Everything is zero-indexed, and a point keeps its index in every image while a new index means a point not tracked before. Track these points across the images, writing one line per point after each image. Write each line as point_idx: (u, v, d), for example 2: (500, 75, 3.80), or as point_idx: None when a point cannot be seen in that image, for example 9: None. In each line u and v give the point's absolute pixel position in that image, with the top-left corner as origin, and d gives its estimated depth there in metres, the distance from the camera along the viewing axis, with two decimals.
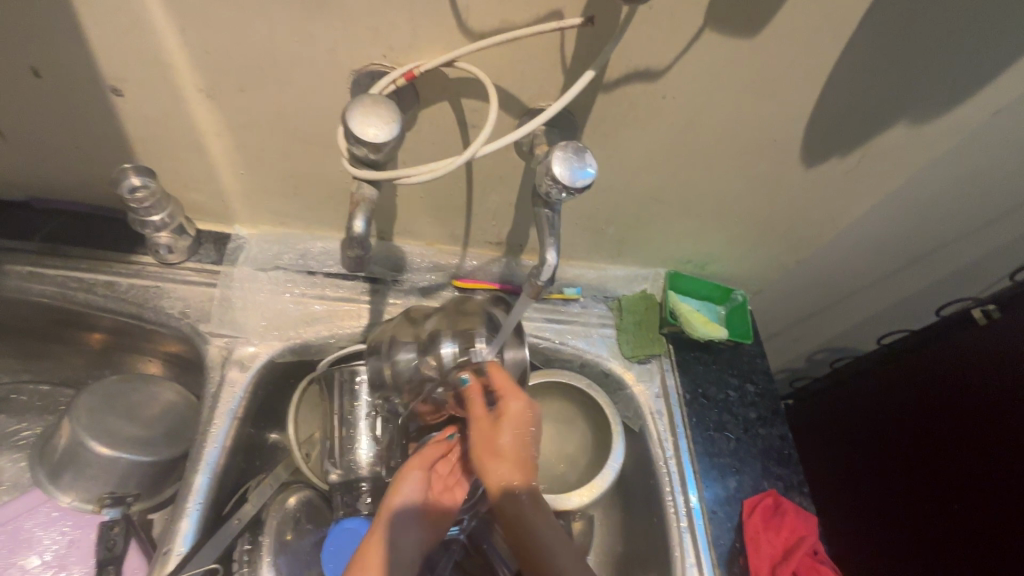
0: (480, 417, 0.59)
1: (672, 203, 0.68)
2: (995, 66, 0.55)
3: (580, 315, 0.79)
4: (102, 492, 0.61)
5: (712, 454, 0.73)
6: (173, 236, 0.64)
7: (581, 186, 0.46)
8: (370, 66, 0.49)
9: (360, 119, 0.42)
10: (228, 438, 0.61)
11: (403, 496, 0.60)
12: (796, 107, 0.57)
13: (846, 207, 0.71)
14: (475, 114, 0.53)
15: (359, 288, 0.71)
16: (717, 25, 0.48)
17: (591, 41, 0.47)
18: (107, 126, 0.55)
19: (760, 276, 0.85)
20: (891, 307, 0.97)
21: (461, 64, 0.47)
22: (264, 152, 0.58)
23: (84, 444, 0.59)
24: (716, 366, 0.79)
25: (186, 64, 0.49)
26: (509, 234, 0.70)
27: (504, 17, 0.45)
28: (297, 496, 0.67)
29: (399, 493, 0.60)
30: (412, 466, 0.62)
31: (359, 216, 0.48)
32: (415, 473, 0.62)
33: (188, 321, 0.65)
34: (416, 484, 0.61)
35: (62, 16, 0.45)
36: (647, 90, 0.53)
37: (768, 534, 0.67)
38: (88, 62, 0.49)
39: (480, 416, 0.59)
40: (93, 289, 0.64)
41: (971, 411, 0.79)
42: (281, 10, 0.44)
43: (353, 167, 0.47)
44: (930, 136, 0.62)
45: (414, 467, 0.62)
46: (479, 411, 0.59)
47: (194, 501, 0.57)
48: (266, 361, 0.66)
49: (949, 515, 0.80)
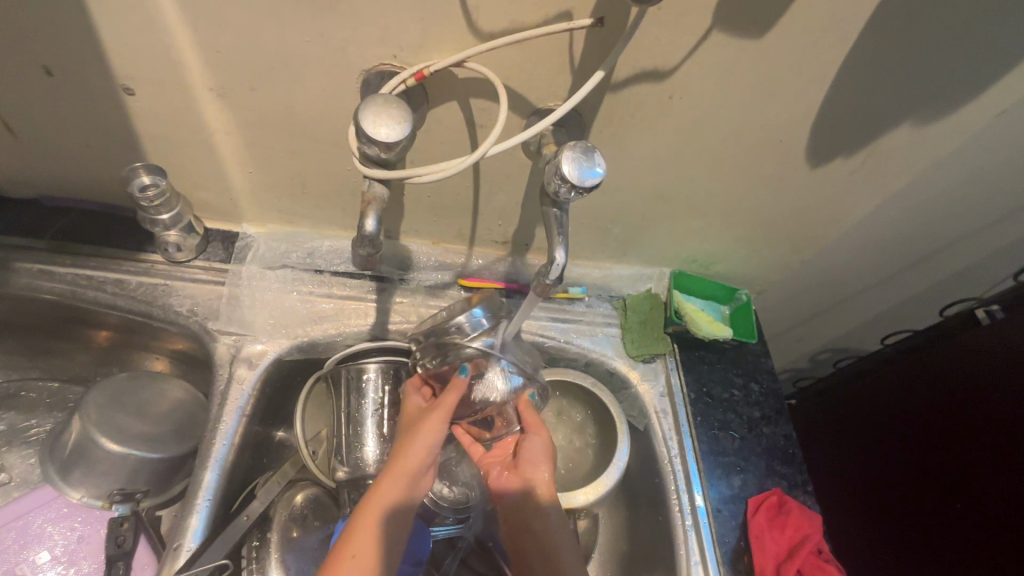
0: (533, 427, 0.64)
1: (678, 202, 0.69)
2: (1003, 66, 0.55)
3: (586, 314, 0.80)
4: (112, 488, 0.62)
5: (716, 453, 0.73)
6: (182, 234, 0.65)
7: (590, 185, 0.47)
8: (380, 66, 0.49)
9: (372, 119, 0.43)
10: (236, 435, 0.62)
11: (426, 449, 0.56)
12: (803, 108, 0.57)
13: (852, 207, 0.72)
14: (483, 114, 0.54)
15: (366, 287, 0.71)
16: (726, 25, 0.48)
17: (600, 42, 0.48)
18: (117, 125, 0.56)
19: (765, 276, 0.85)
20: (895, 306, 0.97)
21: (471, 65, 0.47)
22: (273, 151, 0.59)
23: (94, 439, 0.60)
24: (720, 366, 0.79)
25: (197, 63, 0.49)
26: (515, 233, 0.71)
27: (513, 18, 0.45)
28: (303, 494, 0.67)
29: (422, 446, 0.55)
30: (432, 425, 0.56)
31: (370, 215, 0.49)
32: (440, 427, 0.56)
33: (197, 319, 0.66)
34: (433, 443, 0.56)
35: (76, 15, 0.45)
36: (655, 90, 0.54)
37: (772, 532, 0.67)
38: (101, 61, 0.49)
39: (533, 426, 0.64)
40: (102, 287, 0.64)
41: (974, 411, 0.79)
42: (293, 10, 0.45)
43: (363, 166, 0.47)
44: (935, 137, 0.62)
45: (441, 422, 0.56)
46: (534, 420, 0.64)
47: (204, 497, 0.58)
48: (274, 359, 0.66)
49: (951, 513, 0.80)
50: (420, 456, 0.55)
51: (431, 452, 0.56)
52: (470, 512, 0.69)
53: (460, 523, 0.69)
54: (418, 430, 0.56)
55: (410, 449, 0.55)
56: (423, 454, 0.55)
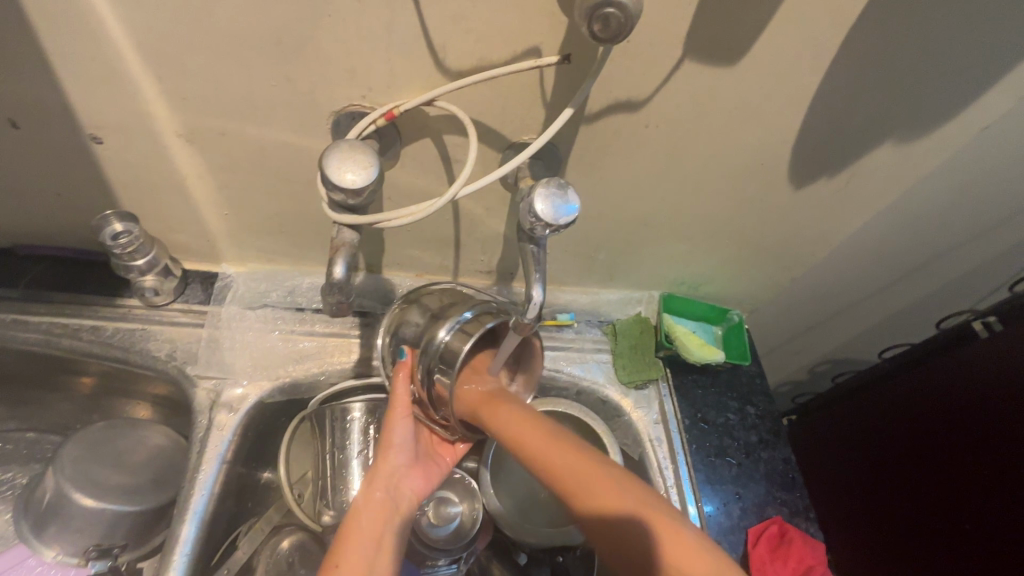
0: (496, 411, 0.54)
1: (662, 227, 0.68)
2: (982, 82, 0.54)
3: (575, 341, 0.78)
4: (88, 544, 0.60)
5: (714, 482, 0.71)
6: (159, 278, 0.64)
7: (565, 222, 0.46)
8: (349, 107, 0.49)
9: (337, 166, 0.42)
10: (216, 484, 0.60)
11: (399, 449, 0.56)
12: (781, 131, 0.56)
13: (838, 225, 0.71)
14: (458, 150, 0.53)
15: (349, 323, 0.70)
16: (697, 54, 0.47)
17: (571, 75, 0.47)
18: (88, 174, 0.55)
19: (756, 296, 0.84)
20: (889, 319, 0.96)
21: (440, 104, 0.47)
22: (248, 193, 0.58)
23: (68, 496, 0.59)
24: (714, 390, 0.78)
25: (164, 110, 0.49)
26: (499, 263, 0.70)
27: (481, 56, 0.45)
28: (290, 539, 0.66)
29: (394, 445, 0.56)
30: (398, 412, 0.56)
31: (339, 260, 0.48)
32: (405, 419, 0.56)
33: (175, 364, 0.64)
34: (407, 432, 0.57)
35: (37, 68, 0.45)
36: (630, 120, 0.53)
37: (775, 564, 0.65)
38: (68, 113, 0.49)
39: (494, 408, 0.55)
40: (79, 335, 0.63)
41: (978, 427, 0.77)
42: (257, 56, 0.44)
43: (333, 212, 0.47)
44: (919, 154, 0.61)
45: (404, 412, 0.56)
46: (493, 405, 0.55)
47: (180, 552, 0.56)
48: (255, 402, 0.65)
49: (959, 534, 0.77)
50: (393, 458, 0.56)
51: (401, 449, 0.56)
52: (463, 552, 0.67)
53: (454, 564, 0.67)
54: (386, 430, 0.56)
55: (382, 452, 0.56)
56: (400, 449, 0.56)
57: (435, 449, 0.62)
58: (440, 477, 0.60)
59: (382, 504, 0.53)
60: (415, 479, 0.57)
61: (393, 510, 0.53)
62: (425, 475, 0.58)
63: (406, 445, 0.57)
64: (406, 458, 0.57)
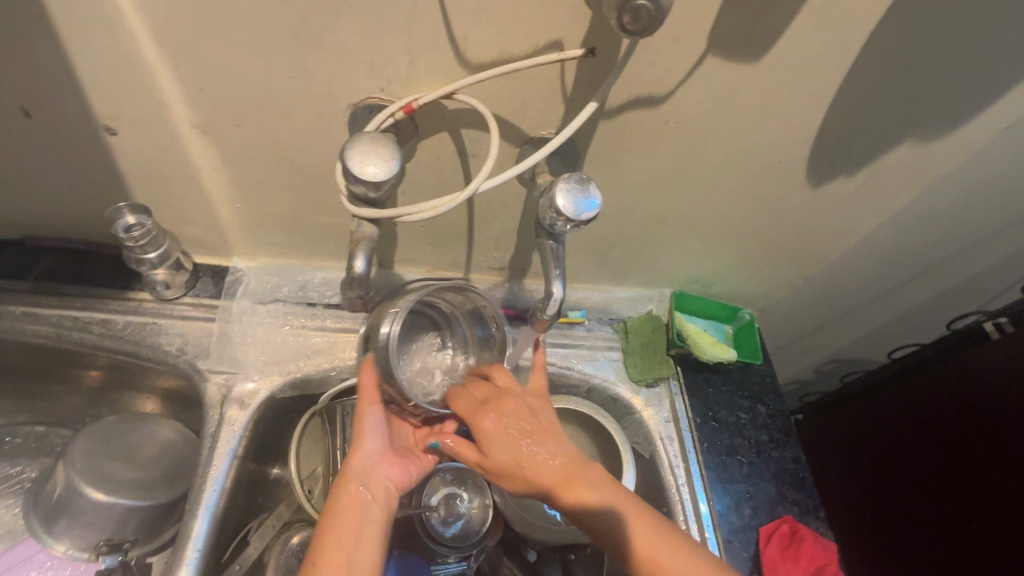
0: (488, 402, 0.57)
1: (677, 224, 0.67)
2: (1007, 82, 0.53)
3: (586, 339, 0.78)
4: (99, 539, 0.60)
5: (725, 481, 0.71)
6: (170, 272, 0.63)
7: (586, 218, 0.46)
8: (367, 100, 0.48)
9: (358, 158, 0.41)
10: (227, 479, 0.59)
11: (371, 437, 0.55)
12: (801, 129, 0.56)
13: (853, 224, 0.70)
14: (476, 144, 0.52)
15: (361, 318, 0.69)
16: (721, 49, 0.47)
17: (592, 70, 0.46)
18: (101, 164, 0.54)
19: (768, 295, 0.83)
20: (900, 319, 0.95)
21: (460, 97, 0.46)
22: (262, 187, 0.57)
23: (78, 490, 0.58)
24: (726, 389, 0.77)
25: (180, 100, 0.48)
26: (511, 260, 0.69)
27: (503, 48, 0.44)
28: (301, 535, 0.65)
29: (365, 435, 0.55)
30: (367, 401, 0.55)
31: (359, 255, 0.48)
32: (373, 407, 0.55)
33: (186, 358, 0.64)
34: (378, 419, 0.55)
35: (51, 57, 0.44)
36: (649, 116, 0.52)
37: (787, 564, 0.65)
38: (82, 103, 0.48)
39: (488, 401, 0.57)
40: (89, 328, 0.62)
41: (989, 428, 0.76)
42: (275, 47, 0.44)
43: (352, 206, 0.46)
44: (938, 154, 0.61)
45: (371, 402, 0.55)
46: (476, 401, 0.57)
47: (193, 547, 0.55)
48: (267, 397, 0.64)
49: (968, 534, 0.77)
50: (368, 447, 0.55)
51: (375, 437, 0.55)
52: (473, 550, 0.66)
53: (464, 561, 0.66)
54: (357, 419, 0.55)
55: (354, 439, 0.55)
56: (373, 435, 0.55)
57: (416, 442, 0.60)
58: (421, 468, 0.58)
59: (357, 497, 0.51)
60: (392, 470, 0.55)
61: (370, 502, 0.52)
62: (404, 466, 0.56)
63: (379, 433, 0.55)
64: (381, 448, 0.55)
